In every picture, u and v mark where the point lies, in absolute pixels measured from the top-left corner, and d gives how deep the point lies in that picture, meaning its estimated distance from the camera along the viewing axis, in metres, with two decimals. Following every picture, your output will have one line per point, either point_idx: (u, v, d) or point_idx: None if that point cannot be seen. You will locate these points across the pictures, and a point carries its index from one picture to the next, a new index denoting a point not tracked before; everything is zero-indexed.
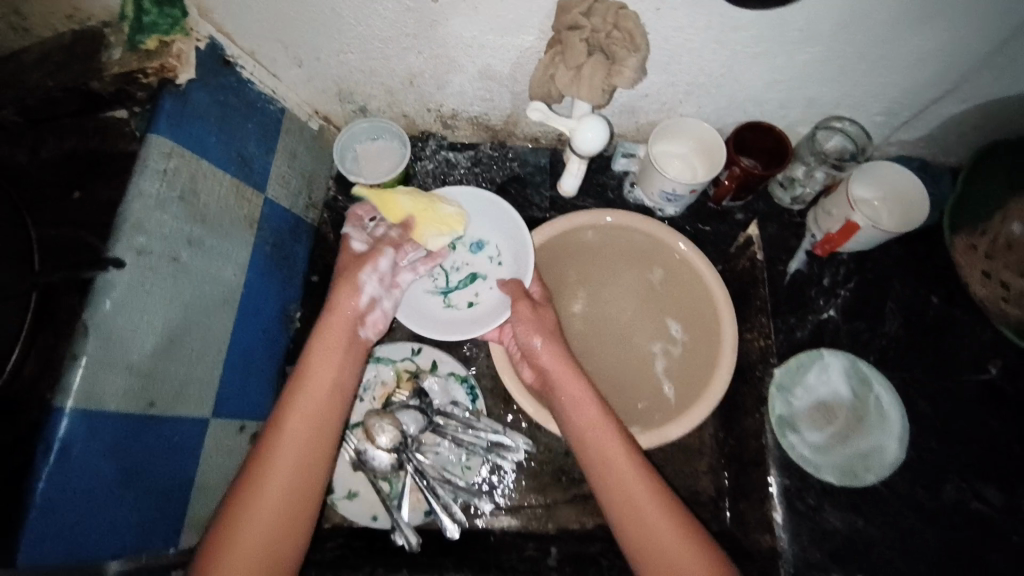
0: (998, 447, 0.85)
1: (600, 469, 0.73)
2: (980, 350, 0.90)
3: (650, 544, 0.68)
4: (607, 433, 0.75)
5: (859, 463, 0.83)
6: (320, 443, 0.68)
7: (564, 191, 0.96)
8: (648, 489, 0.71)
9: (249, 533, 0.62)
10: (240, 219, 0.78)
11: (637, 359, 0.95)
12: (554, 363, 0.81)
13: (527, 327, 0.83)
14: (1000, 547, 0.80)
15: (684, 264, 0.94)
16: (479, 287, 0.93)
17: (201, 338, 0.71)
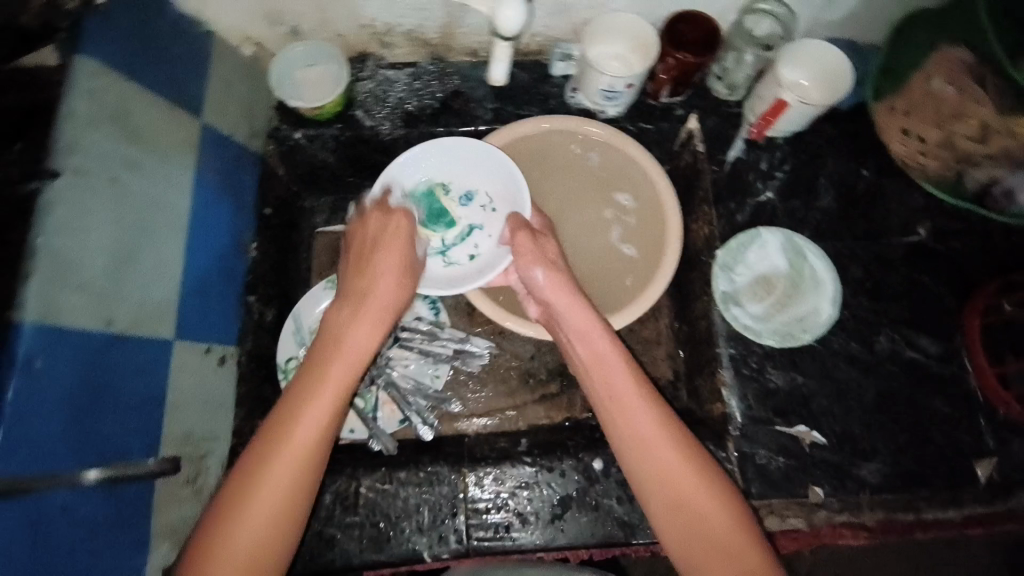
0: (926, 300, 0.92)
1: (616, 405, 0.74)
2: (910, 214, 0.96)
3: (663, 477, 0.69)
4: (621, 367, 0.75)
5: (796, 326, 0.90)
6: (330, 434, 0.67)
7: (494, 79, 0.96)
8: (666, 429, 0.71)
9: (253, 510, 0.62)
10: (179, 142, 0.79)
11: (603, 246, 0.99)
12: (557, 291, 0.80)
13: (527, 259, 0.82)
14: (941, 393, 0.88)
15: (605, 146, 0.99)
16: (478, 238, 0.92)
17: (153, 259, 0.73)
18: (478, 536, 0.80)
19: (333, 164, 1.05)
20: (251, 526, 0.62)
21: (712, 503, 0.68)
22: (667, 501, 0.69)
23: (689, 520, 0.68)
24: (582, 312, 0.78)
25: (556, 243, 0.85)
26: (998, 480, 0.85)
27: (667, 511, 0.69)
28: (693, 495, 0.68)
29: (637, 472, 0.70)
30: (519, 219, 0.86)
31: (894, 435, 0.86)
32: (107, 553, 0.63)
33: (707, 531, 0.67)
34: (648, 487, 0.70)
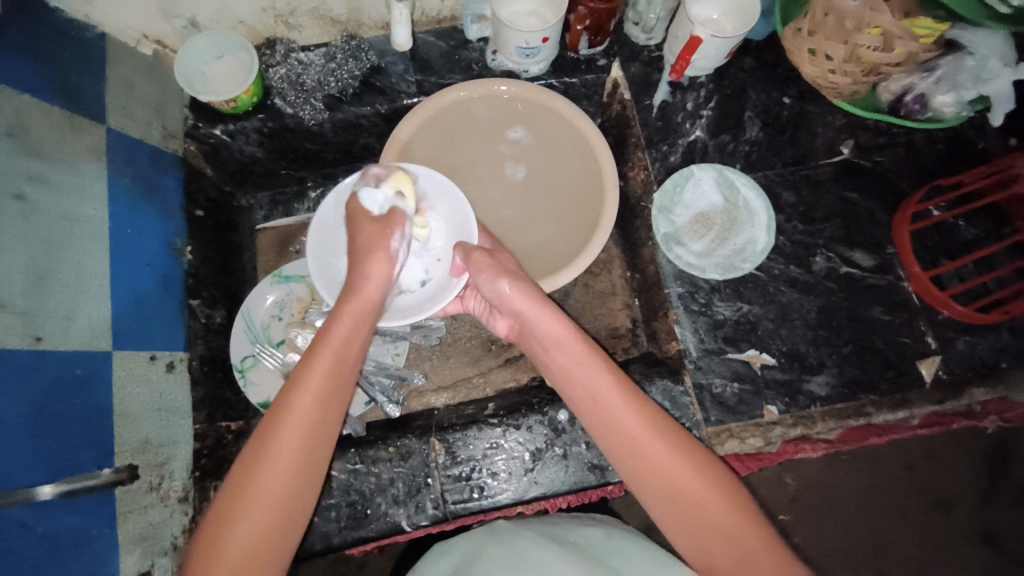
0: (857, 216, 0.95)
1: (600, 407, 0.67)
2: (834, 135, 0.98)
3: (654, 477, 0.64)
4: (595, 366, 0.70)
5: (736, 258, 0.92)
6: (335, 418, 0.62)
7: (398, 45, 0.95)
8: (649, 422, 0.66)
9: (261, 491, 0.57)
10: (86, 149, 0.76)
11: (535, 183, 1.01)
12: (523, 294, 0.75)
13: (487, 275, 0.76)
14: (881, 301, 0.91)
15: (482, 100, 0.98)
16: (429, 263, 0.86)
17: (79, 272, 0.71)
18: (454, 499, 0.81)
19: (263, 157, 1.03)
20: (261, 506, 0.57)
21: (714, 492, 0.62)
22: (662, 494, 0.63)
23: (689, 505, 0.62)
24: (555, 319, 0.73)
25: (512, 257, 0.81)
26: (945, 378, 0.88)
27: (665, 500, 0.63)
28: (692, 488, 0.63)
29: (632, 469, 0.65)
30: (468, 246, 0.80)
31: (837, 347, 0.89)
32: (75, 565, 0.63)
33: (712, 523, 0.61)
34: (643, 485, 0.65)
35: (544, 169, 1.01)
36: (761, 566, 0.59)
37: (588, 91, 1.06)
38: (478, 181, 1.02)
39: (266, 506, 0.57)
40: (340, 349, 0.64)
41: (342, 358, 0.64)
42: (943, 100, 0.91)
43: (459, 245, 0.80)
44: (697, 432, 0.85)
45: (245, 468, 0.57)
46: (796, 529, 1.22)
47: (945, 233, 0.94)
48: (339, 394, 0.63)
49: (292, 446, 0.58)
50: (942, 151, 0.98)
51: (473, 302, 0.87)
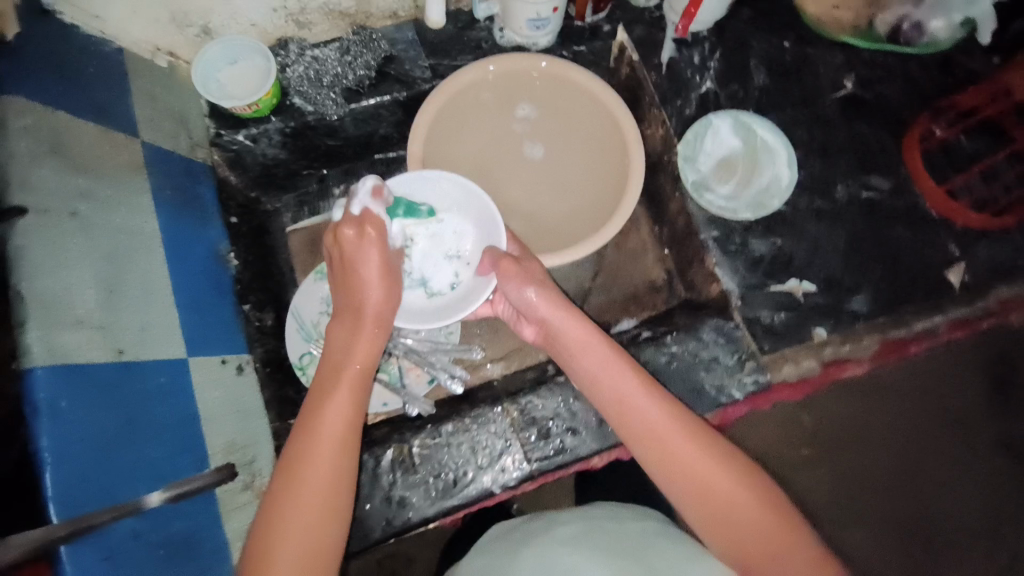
0: (869, 145, 1.00)
1: (626, 410, 0.70)
2: (835, 73, 1.03)
3: (680, 471, 0.66)
4: (625, 369, 0.72)
5: (764, 196, 0.96)
6: (343, 473, 0.62)
7: (432, 21, 1.01)
8: (680, 422, 0.68)
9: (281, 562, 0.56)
10: (124, 164, 0.76)
11: (553, 159, 1.03)
12: (546, 300, 0.77)
13: (514, 282, 0.78)
14: (902, 220, 0.96)
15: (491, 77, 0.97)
16: (456, 266, 0.88)
17: (141, 284, 0.71)
18: (537, 457, 0.83)
19: (286, 159, 1.03)
20: (290, 551, 0.56)
21: (743, 489, 0.64)
22: (695, 491, 0.65)
23: (721, 504, 0.64)
24: (579, 325, 0.75)
25: (540, 264, 0.82)
26: (972, 282, 0.93)
27: (699, 500, 0.65)
28: (720, 480, 0.64)
29: (660, 466, 0.67)
30: (496, 249, 0.81)
31: (870, 268, 0.93)
32: (191, 566, 0.63)
33: (735, 513, 0.63)
34: (672, 480, 0.66)
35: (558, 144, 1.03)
36: (795, 555, 0.60)
37: (595, 58, 1.09)
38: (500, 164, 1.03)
39: (294, 550, 0.56)
40: (354, 383, 0.67)
41: (356, 393, 0.67)
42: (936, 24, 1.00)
43: (488, 249, 0.81)
44: (754, 361, 0.89)
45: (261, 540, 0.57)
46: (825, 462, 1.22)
47: (950, 150, 0.99)
48: (354, 430, 0.64)
49: (314, 484, 0.60)
50: (933, 75, 1.01)
51: (503, 305, 0.87)
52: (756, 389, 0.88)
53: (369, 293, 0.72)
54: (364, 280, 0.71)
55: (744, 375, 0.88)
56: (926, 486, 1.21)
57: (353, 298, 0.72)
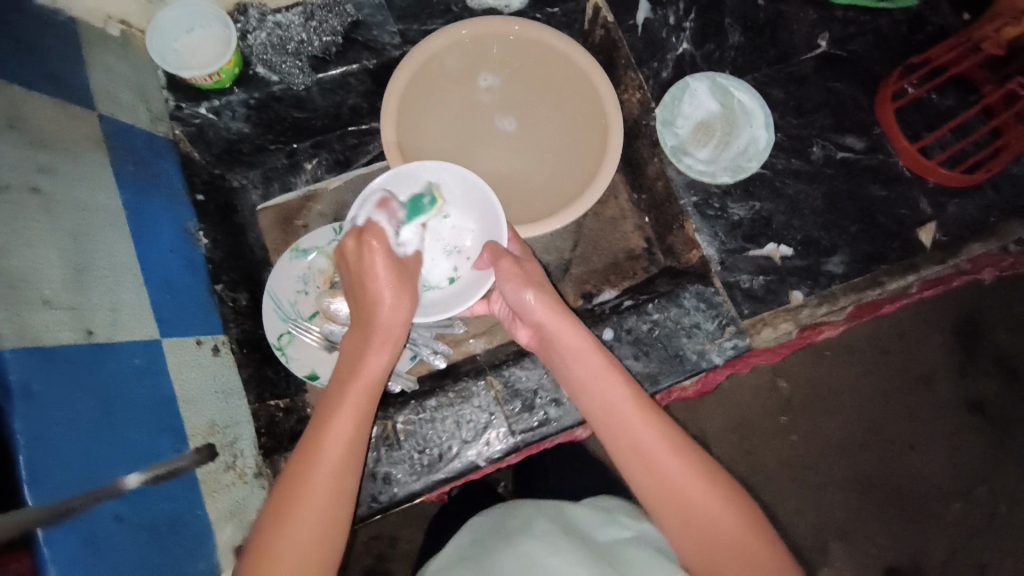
0: (843, 103, 1.00)
1: (617, 422, 0.69)
2: (809, 30, 1.02)
3: (665, 489, 0.64)
4: (616, 381, 0.71)
5: (741, 158, 0.96)
6: (340, 502, 0.62)
7: None
8: (665, 437, 0.66)
9: None
10: (84, 136, 0.72)
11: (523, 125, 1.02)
12: (547, 307, 0.74)
13: (513, 284, 0.75)
14: (876, 179, 0.97)
15: (459, 43, 0.93)
16: (456, 261, 0.87)
17: (109, 263, 0.67)
18: (521, 429, 0.84)
19: (250, 134, 0.99)
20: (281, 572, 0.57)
21: (724, 508, 0.63)
22: (677, 511, 0.64)
23: (700, 519, 0.63)
24: (577, 334, 0.73)
25: (540, 268, 0.80)
26: (943, 239, 0.95)
27: (677, 515, 0.64)
28: (703, 501, 0.63)
29: (643, 481, 0.66)
30: (497, 246, 0.79)
31: (846, 228, 0.94)
32: (175, 549, 0.62)
33: (717, 534, 0.62)
34: (654, 497, 0.65)
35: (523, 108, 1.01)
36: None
37: (568, 20, 1.06)
38: (470, 139, 1.01)
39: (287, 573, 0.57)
40: (355, 414, 0.65)
41: (361, 418, 0.65)
42: None
43: (488, 244, 0.79)
44: (734, 326, 0.89)
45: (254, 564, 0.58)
46: (798, 427, 1.31)
47: (921, 108, 1.00)
48: (355, 456, 0.64)
49: (309, 511, 0.60)
50: (905, 33, 1.03)
51: (499, 306, 0.85)
52: (737, 353, 0.88)
53: (377, 309, 0.69)
54: (373, 295, 0.70)
55: (723, 341, 0.88)
56: (891, 446, 1.31)
57: (361, 312, 0.71)
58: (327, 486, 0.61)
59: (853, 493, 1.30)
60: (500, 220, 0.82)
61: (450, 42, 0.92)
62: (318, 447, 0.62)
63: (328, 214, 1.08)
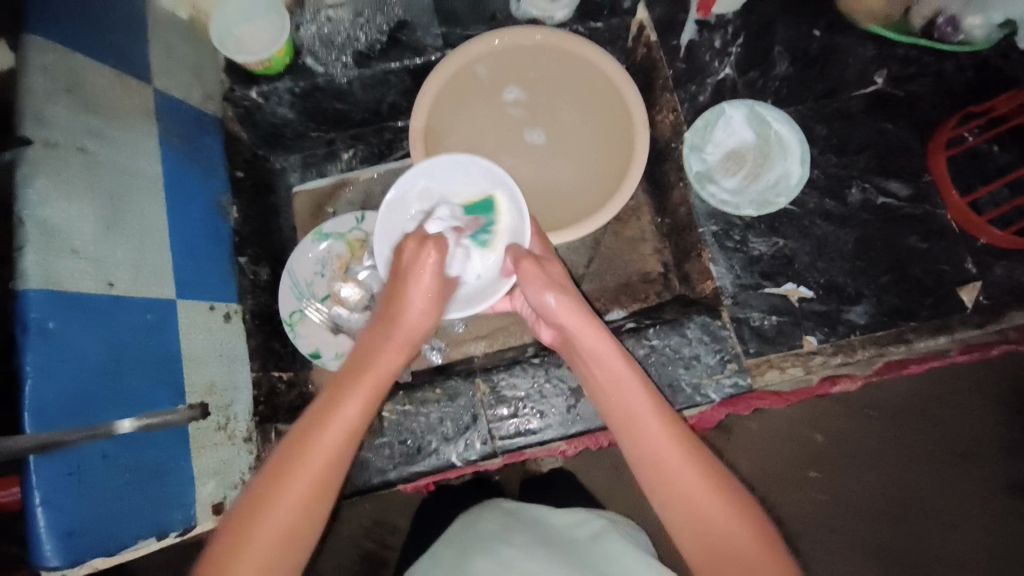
0: (891, 145, 0.94)
1: (631, 424, 0.69)
2: (864, 66, 0.97)
3: (671, 492, 0.65)
4: (632, 381, 0.72)
5: (770, 192, 0.93)
6: (321, 499, 0.60)
7: None
8: (680, 443, 0.67)
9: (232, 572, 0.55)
10: (134, 108, 0.79)
11: (552, 139, 1.02)
12: (567, 305, 0.74)
13: (535, 284, 0.75)
14: (917, 230, 0.91)
15: (494, 51, 0.96)
16: (482, 257, 0.88)
17: (139, 224, 0.74)
18: (501, 436, 0.84)
19: (294, 120, 1.05)
20: (253, 555, 0.56)
21: (735, 515, 0.63)
22: (682, 513, 0.64)
23: (712, 526, 0.63)
24: (599, 336, 0.73)
25: (561, 267, 0.81)
26: (985, 303, 0.88)
27: (687, 520, 0.64)
28: (708, 506, 0.63)
29: (653, 483, 0.66)
30: (519, 248, 0.80)
31: (875, 277, 0.89)
32: (153, 494, 0.68)
33: (721, 541, 0.62)
34: (662, 499, 0.66)
35: (552, 122, 1.02)
36: None
37: (612, 37, 1.06)
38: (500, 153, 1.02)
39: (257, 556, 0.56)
40: (358, 412, 0.64)
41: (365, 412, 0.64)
42: (972, 22, 0.93)
43: (511, 248, 0.80)
44: (736, 364, 0.86)
45: (226, 544, 0.57)
46: (826, 484, 1.28)
47: (980, 159, 0.93)
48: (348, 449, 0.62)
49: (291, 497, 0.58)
50: (972, 79, 0.95)
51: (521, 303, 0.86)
52: (735, 392, 0.85)
53: (408, 308, 0.71)
54: (408, 294, 0.71)
55: (724, 376, 0.86)
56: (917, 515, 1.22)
57: (393, 309, 0.72)
58: (315, 474, 0.60)
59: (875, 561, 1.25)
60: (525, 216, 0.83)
61: (487, 49, 0.95)
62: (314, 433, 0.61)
63: (357, 202, 1.16)
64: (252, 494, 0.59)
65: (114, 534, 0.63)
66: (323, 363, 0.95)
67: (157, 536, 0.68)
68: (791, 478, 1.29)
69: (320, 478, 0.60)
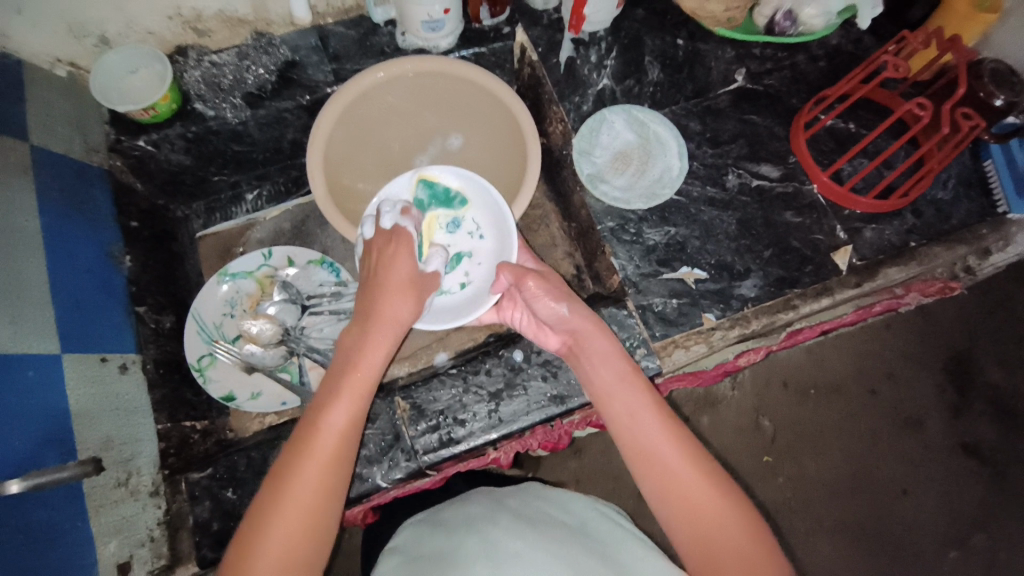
0: (759, 134, 1.03)
1: (632, 426, 0.72)
2: (726, 66, 1.06)
3: (665, 486, 0.68)
4: (636, 385, 0.74)
5: (656, 186, 0.99)
6: (343, 463, 0.66)
7: (298, 17, 1.00)
8: (678, 441, 0.70)
9: (273, 536, 0.61)
10: (10, 164, 0.77)
11: (470, 149, 1.08)
12: (582, 313, 0.78)
13: (547, 299, 0.79)
14: (791, 205, 0.99)
15: (377, 87, 0.97)
16: (468, 266, 0.92)
17: (16, 279, 0.72)
18: (425, 452, 0.84)
19: (191, 165, 1.04)
20: (288, 520, 0.61)
21: (726, 508, 0.66)
22: (676, 508, 0.67)
23: (706, 520, 0.65)
24: (606, 340, 0.77)
25: (562, 281, 0.83)
26: (859, 264, 0.96)
27: (681, 517, 0.67)
28: (703, 503, 0.66)
29: (650, 482, 0.69)
30: (514, 266, 0.81)
31: (760, 252, 0.96)
32: (47, 559, 0.64)
33: (719, 535, 0.64)
34: (660, 498, 0.68)
35: (466, 135, 1.07)
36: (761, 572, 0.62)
37: (498, 61, 1.11)
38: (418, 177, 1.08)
39: (275, 556, 0.60)
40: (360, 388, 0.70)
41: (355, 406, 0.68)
42: (810, 12, 1.01)
43: (504, 265, 0.81)
44: (645, 349, 0.89)
45: (261, 516, 0.62)
46: (781, 465, 1.35)
47: (838, 136, 1.03)
48: (347, 443, 0.66)
49: (298, 500, 0.62)
50: (825, 67, 1.07)
51: (514, 314, 0.86)
52: (646, 374, 0.88)
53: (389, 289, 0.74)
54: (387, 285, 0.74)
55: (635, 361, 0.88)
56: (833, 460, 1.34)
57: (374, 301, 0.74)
58: (320, 473, 0.64)
59: (836, 532, 1.32)
60: (513, 230, 0.86)
61: (373, 84, 0.96)
62: (321, 416, 0.67)
63: (266, 241, 1.14)
64: (258, 506, 0.63)
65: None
66: (238, 405, 0.94)
67: None
68: (752, 466, 1.35)
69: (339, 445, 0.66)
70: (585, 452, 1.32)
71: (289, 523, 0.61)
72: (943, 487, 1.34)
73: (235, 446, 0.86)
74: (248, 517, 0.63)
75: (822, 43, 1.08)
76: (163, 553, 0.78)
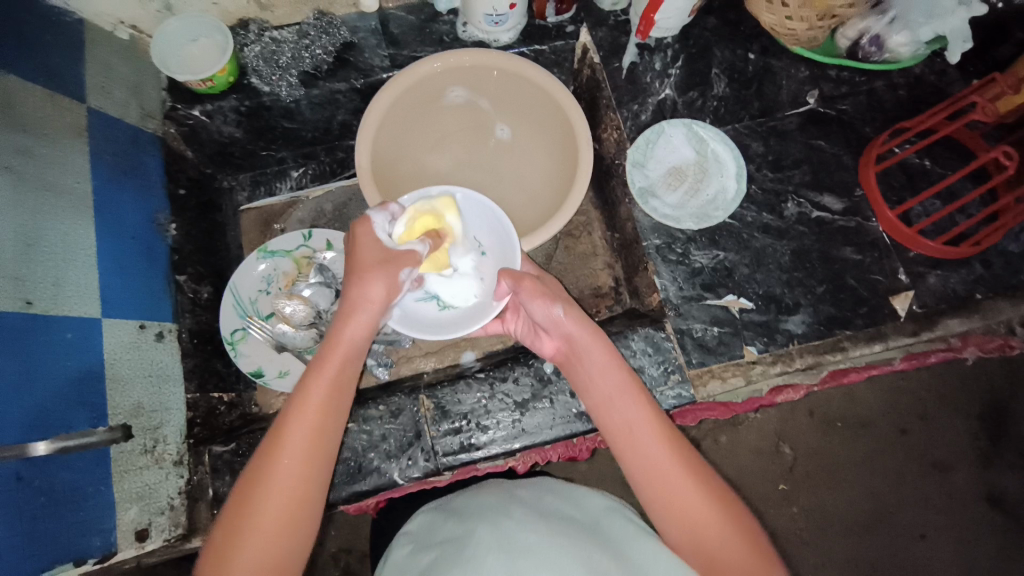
0: (825, 161, 0.97)
1: (630, 442, 0.69)
2: (798, 86, 1.01)
3: (673, 509, 0.64)
4: (635, 401, 0.71)
5: (709, 207, 0.95)
6: (324, 453, 0.62)
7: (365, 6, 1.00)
8: (682, 460, 0.67)
9: (252, 528, 0.57)
10: (67, 125, 0.78)
11: (514, 148, 1.05)
12: (576, 318, 0.74)
13: (540, 301, 0.74)
14: (852, 241, 0.93)
15: (436, 75, 0.95)
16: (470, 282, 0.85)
17: (62, 238, 0.72)
18: (445, 453, 0.83)
19: (241, 138, 1.04)
20: (268, 512, 0.58)
21: (733, 531, 0.63)
22: (684, 531, 0.64)
23: (712, 542, 0.62)
24: (602, 351, 0.74)
25: (560, 285, 0.79)
26: (919, 311, 0.91)
27: (685, 537, 0.63)
28: (708, 525, 0.63)
29: (652, 498, 0.66)
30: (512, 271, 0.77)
31: (812, 287, 0.91)
32: (71, 520, 0.67)
33: (726, 556, 0.61)
34: (664, 515, 0.65)
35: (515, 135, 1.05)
36: None
37: (558, 58, 1.07)
38: (459, 168, 1.06)
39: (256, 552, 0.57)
40: (340, 374, 0.65)
41: (336, 391, 0.64)
42: (898, 41, 0.94)
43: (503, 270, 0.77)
44: (680, 375, 0.86)
45: (239, 506, 0.59)
46: (798, 499, 1.30)
47: (910, 172, 0.97)
48: (329, 438, 0.63)
49: (281, 495, 0.59)
50: (903, 97, 1.01)
51: (515, 325, 0.84)
52: (679, 402, 0.86)
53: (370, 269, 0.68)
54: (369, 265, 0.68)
55: (667, 388, 0.86)
56: (853, 499, 1.30)
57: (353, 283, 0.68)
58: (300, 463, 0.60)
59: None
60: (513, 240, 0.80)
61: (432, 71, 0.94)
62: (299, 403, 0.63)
63: (307, 221, 1.14)
64: (235, 504, 0.59)
65: (32, 553, 0.63)
66: (265, 382, 0.95)
67: (75, 561, 0.68)
68: (770, 495, 1.31)
69: (319, 433, 0.62)
70: (598, 460, 1.30)
71: (270, 515, 0.58)
72: (971, 546, 1.28)
73: (260, 423, 0.88)
74: (227, 507, 0.60)
75: (904, 71, 1.01)
76: (181, 522, 0.80)
